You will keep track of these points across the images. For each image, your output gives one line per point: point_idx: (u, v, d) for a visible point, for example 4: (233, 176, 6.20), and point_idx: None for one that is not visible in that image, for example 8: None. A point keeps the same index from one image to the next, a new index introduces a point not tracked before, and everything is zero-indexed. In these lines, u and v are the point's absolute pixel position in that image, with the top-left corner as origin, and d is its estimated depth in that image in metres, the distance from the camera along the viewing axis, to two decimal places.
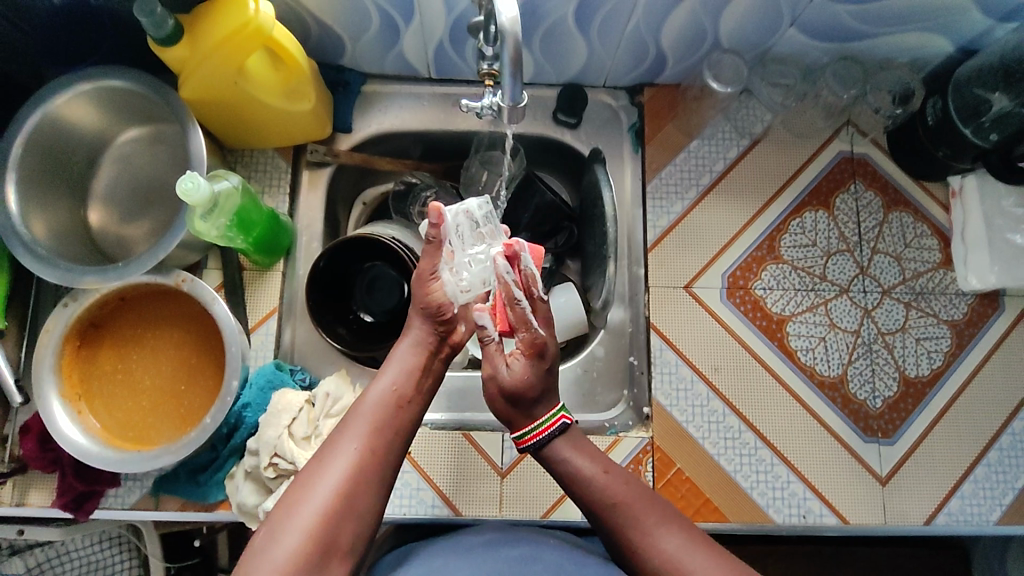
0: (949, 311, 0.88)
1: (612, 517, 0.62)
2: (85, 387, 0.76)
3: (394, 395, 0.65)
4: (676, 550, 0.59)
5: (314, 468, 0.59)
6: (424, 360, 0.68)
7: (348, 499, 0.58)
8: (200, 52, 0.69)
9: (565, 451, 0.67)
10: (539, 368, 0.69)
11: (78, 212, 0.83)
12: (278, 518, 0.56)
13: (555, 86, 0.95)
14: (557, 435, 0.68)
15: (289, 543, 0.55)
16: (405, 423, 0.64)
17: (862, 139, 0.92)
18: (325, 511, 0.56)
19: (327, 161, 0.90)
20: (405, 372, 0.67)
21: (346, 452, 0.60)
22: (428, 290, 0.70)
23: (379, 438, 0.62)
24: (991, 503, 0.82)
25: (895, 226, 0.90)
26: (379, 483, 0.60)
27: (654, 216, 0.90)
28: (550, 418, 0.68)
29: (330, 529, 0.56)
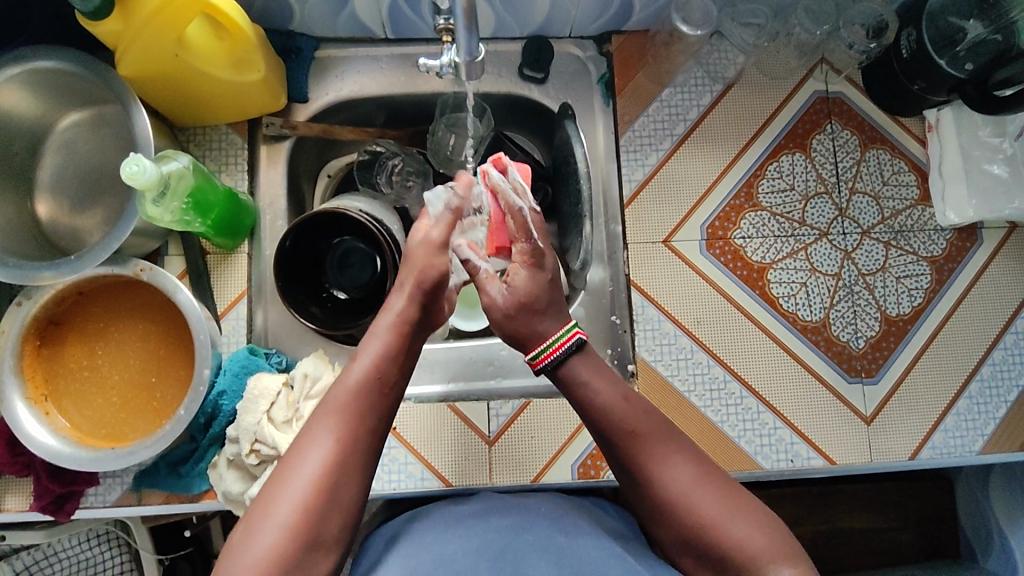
0: (927, 247, 0.87)
1: (628, 445, 0.61)
2: (51, 388, 0.73)
3: (374, 379, 0.62)
4: (688, 484, 0.58)
5: (294, 459, 0.57)
6: (402, 338, 0.65)
7: (328, 491, 0.56)
8: (136, 24, 0.64)
9: (583, 372, 0.63)
10: (542, 277, 0.66)
11: (25, 206, 0.79)
12: (255, 514, 0.55)
13: (518, 40, 0.91)
14: (571, 354, 0.63)
15: (270, 537, 0.54)
16: (385, 408, 0.62)
17: (836, 77, 0.90)
18: (303, 506, 0.55)
19: (285, 134, 0.86)
20: (386, 353, 0.63)
21: (322, 442, 0.58)
22: (426, 259, 0.67)
23: (356, 426, 0.59)
24: (974, 434, 0.83)
25: (872, 164, 0.88)
26: (359, 471, 0.58)
27: (629, 170, 0.88)
28: (564, 334, 0.64)
29: (315, 517, 0.55)
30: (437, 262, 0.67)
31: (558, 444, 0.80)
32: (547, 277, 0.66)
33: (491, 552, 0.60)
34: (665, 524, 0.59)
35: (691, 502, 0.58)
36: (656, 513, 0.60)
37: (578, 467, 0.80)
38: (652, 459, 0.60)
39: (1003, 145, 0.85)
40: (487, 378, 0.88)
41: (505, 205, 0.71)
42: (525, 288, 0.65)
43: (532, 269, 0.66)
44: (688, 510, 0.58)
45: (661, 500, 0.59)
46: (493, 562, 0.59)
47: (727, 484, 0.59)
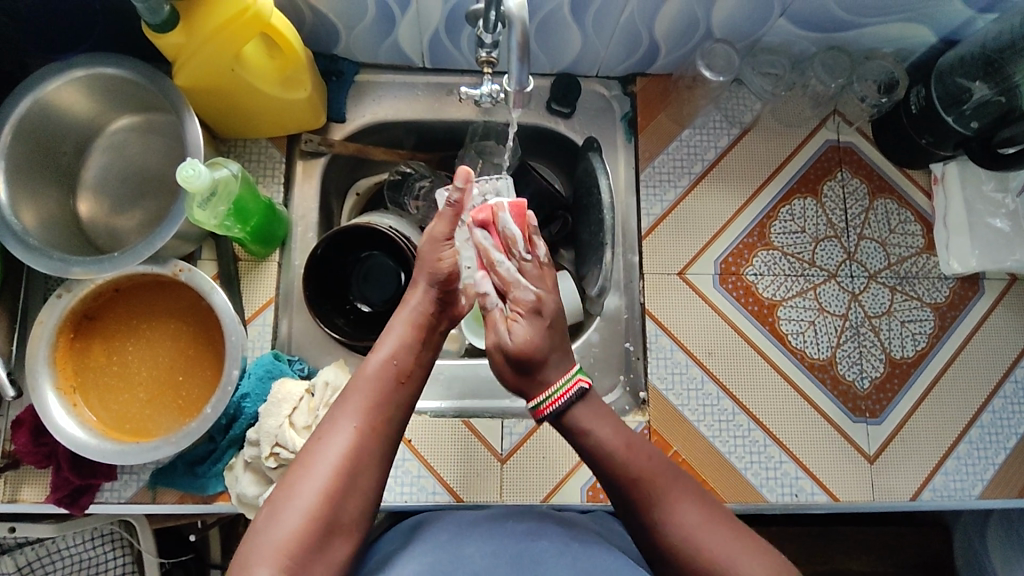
0: (931, 293, 0.91)
1: (635, 491, 0.62)
2: (79, 380, 0.75)
3: (391, 370, 0.64)
4: (695, 526, 0.59)
5: (315, 443, 0.59)
6: (420, 333, 0.68)
7: (349, 478, 0.58)
8: (197, 40, 0.68)
9: (584, 421, 0.65)
10: (540, 326, 0.66)
11: (68, 204, 0.82)
12: (279, 498, 0.56)
13: (548, 76, 0.96)
14: (576, 400, 0.65)
15: (290, 522, 0.55)
16: (402, 398, 0.64)
17: (847, 128, 0.95)
18: (326, 490, 0.56)
19: (321, 151, 0.90)
20: (402, 344, 0.66)
21: (342, 429, 0.60)
22: (439, 257, 0.69)
23: (375, 413, 0.61)
24: (974, 479, 0.85)
25: (880, 212, 0.92)
26: (378, 457, 0.60)
27: (648, 204, 0.91)
28: (566, 383, 0.65)
29: (332, 507, 0.56)
30: (446, 253, 0.69)
31: (569, 466, 0.82)
32: (546, 326, 0.67)
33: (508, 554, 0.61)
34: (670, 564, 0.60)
35: (700, 539, 0.59)
36: (669, 559, 0.60)
37: (587, 490, 0.81)
38: (658, 502, 0.61)
39: (1006, 200, 0.90)
40: (502, 398, 0.89)
41: (488, 264, 0.70)
42: (525, 342, 0.65)
43: (529, 320, 0.66)
44: (693, 554, 0.58)
45: (672, 542, 0.60)
46: (512, 563, 0.60)
47: (734, 525, 0.60)
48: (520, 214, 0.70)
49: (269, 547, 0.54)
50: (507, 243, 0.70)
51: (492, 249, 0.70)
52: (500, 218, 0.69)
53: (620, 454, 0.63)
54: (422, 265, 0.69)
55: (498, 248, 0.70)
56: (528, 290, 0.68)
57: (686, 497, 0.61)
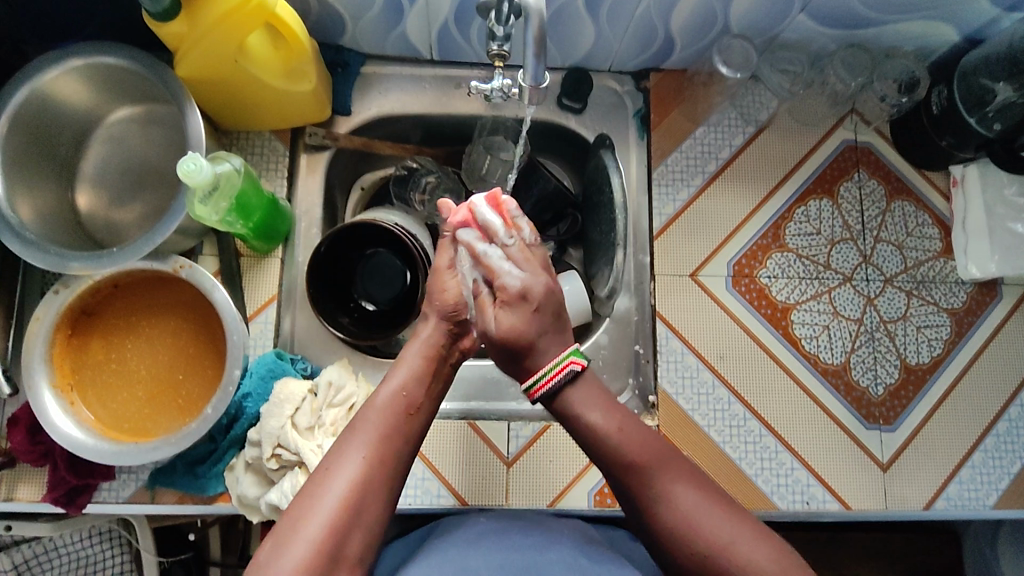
0: (949, 299, 0.89)
1: (633, 477, 0.61)
2: (77, 378, 0.73)
3: (401, 403, 0.63)
4: (692, 508, 0.59)
5: (321, 475, 0.58)
6: (431, 364, 0.66)
7: (355, 511, 0.56)
8: (199, 30, 0.66)
9: (577, 403, 0.64)
10: (526, 312, 0.65)
11: (66, 196, 0.80)
12: (284, 530, 0.55)
13: (559, 70, 0.94)
14: (568, 382, 0.65)
15: (295, 557, 0.53)
16: (412, 431, 0.63)
17: (865, 128, 0.92)
18: (331, 525, 0.55)
19: (326, 144, 0.88)
20: (413, 376, 0.65)
21: (350, 462, 0.58)
22: (443, 286, 0.69)
23: (385, 446, 0.60)
24: (988, 488, 0.83)
25: (897, 214, 0.90)
26: (387, 493, 0.59)
27: (660, 203, 0.89)
28: (560, 363, 0.65)
29: (337, 541, 0.55)
30: (450, 282, 0.69)
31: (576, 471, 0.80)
32: (532, 308, 0.65)
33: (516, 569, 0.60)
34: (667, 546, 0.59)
35: (699, 519, 0.58)
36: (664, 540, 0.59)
37: (595, 495, 0.79)
38: (655, 479, 0.60)
39: None
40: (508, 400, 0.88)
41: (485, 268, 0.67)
42: (513, 328, 0.65)
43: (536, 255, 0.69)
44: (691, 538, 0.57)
45: (665, 522, 0.59)
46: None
47: (733, 509, 0.60)
48: (496, 203, 0.68)
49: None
50: (488, 233, 0.68)
51: (475, 242, 0.68)
52: (478, 211, 0.67)
53: (618, 442, 0.62)
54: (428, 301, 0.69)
55: (481, 240, 0.68)
56: (514, 276, 0.66)
57: (685, 479, 0.61)
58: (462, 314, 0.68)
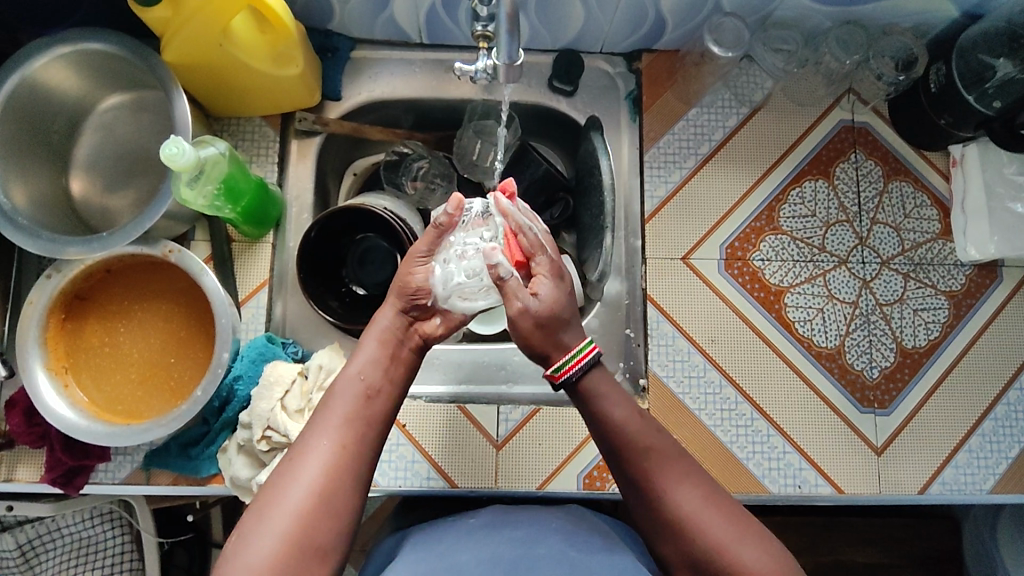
0: (947, 281, 0.87)
1: (642, 464, 0.61)
2: (72, 361, 0.74)
3: (361, 387, 0.62)
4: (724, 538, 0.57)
5: (284, 465, 0.58)
6: (389, 348, 0.65)
7: (323, 497, 0.56)
8: (186, 12, 0.66)
9: (602, 386, 0.63)
10: (564, 288, 0.65)
11: (61, 182, 0.81)
12: (250, 520, 0.55)
13: (550, 52, 0.93)
14: (593, 365, 0.64)
15: (263, 547, 0.53)
16: (376, 412, 0.62)
17: (862, 108, 0.91)
18: (299, 513, 0.55)
19: (316, 130, 0.88)
20: (371, 360, 0.64)
21: (317, 449, 0.58)
22: (410, 272, 0.66)
23: (350, 430, 0.60)
24: (985, 473, 0.82)
25: (894, 196, 0.89)
26: (356, 475, 0.58)
27: (652, 186, 0.88)
28: (582, 349, 0.63)
29: (307, 528, 0.55)
30: (419, 269, 0.67)
31: (566, 454, 0.80)
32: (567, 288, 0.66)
33: (505, 561, 0.60)
34: (673, 538, 0.59)
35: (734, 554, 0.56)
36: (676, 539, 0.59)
37: (584, 478, 0.80)
38: (665, 477, 0.60)
39: None
40: (498, 383, 0.88)
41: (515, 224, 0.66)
42: (553, 299, 0.63)
43: (555, 281, 0.65)
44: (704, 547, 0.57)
45: (673, 520, 0.59)
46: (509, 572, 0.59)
47: (736, 511, 0.59)
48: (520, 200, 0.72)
49: (245, 572, 0.52)
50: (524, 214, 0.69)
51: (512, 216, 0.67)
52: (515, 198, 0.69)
53: (634, 430, 0.62)
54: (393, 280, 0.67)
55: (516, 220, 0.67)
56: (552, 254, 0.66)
57: (687, 478, 0.60)
58: (424, 298, 0.66)
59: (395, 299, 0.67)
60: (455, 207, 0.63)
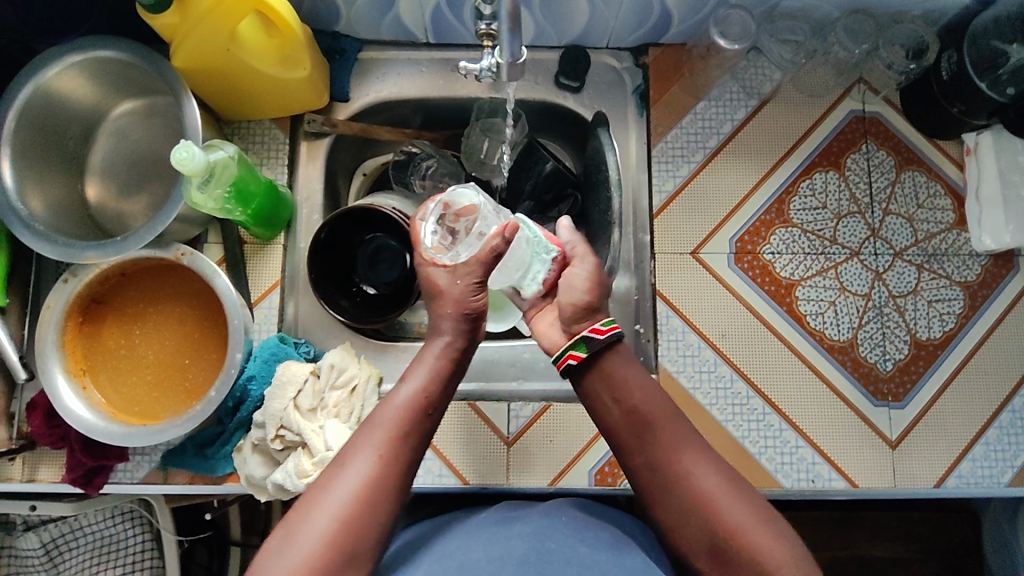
0: (961, 272, 0.86)
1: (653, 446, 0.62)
2: (89, 363, 0.76)
3: (415, 399, 0.61)
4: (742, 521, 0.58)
5: (334, 468, 0.57)
6: (450, 363, 0.64)
7: (368, 508, 0.56)
8: (192, 20, 0.67)
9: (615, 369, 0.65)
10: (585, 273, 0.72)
11: (76, 188, 0.82)
12: (295, 518, 0.55)
13: (556, 49, 0.93)
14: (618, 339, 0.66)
15: (306, 549, 0.53)
16: (425, 425, 0.61)
17: (874, 97, 0.90)
18: (344, 520, 0.55)
19: (326, 131, 0.88)
20: (432, 375, 0.63)
21: (369, 458, 0.57)
22: (473, 299, 0.65)
23: (403, 444, 0.59)
24: (1003, 465, 0.81)
25: (907, 186, 0.87)
26: (402, 488, 0.58)
27: (660, 180, 0.88)
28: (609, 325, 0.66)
29: (349, 536, 0.54)
30: (475, 293, 0.66)
31: (577, 449, 0.80)
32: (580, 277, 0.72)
33: (515, 557, 0.60)
34: (690, 517, 0.59)
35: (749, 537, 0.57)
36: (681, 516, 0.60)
37: (595, 474, 0.80)
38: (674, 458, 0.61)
39: None
40: (509, 380, 0.88)
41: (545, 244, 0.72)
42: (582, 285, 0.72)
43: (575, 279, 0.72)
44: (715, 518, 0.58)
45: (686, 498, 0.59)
46: (519, 564, 0.59)
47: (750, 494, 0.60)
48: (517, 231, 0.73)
49: (286, 571, 0.52)
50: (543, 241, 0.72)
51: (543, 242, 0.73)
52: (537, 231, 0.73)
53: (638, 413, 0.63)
54: (448, 304, 0.65)
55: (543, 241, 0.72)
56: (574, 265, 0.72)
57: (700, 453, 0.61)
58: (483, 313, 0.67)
59: (453, 315, 0.65)
60: (513, 236, 0.64)
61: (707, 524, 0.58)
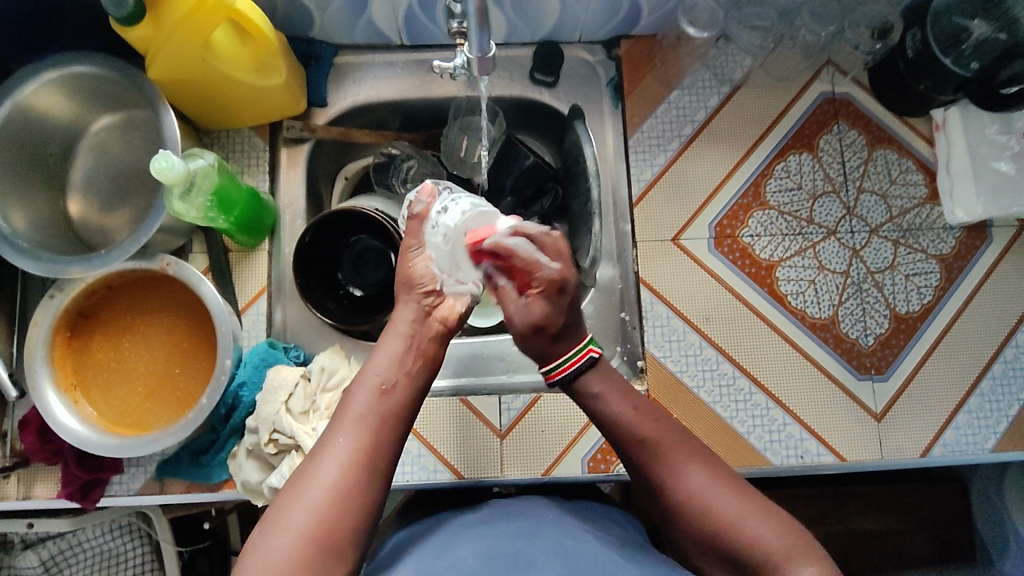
0: (936, 245, 0.87)
1: (639, 454, 0.63)
2: (80, 378, 0.76)
3: (378, 384, 0.61)
4: (731, 511, 0.58)
5: (308, 463, 0.58)
6: (407, 342, 0.64)
7: (343, 497, 0.55)
8: (166, 30, 0.68)
9: (596, 386, 0.66)
10: (560, 303, 0.66)
11: (58, 205, 0.82)
12: (272, 515, 0.55)
13: (529, 45, 0.94)
14: (583, 371, 0.67)
15: (283, 543, 0.53)
16: (392, 409, 0.61)
17: (843, 79, 0.91)
18: (319, 509, 0.54)
19: (304, 137, 0.89)
20: (391, 357, 0.63)
21: (336, 447, 0.58)
22: (411, 264, 0.67)
23: (367, 429, 0.59)
24: (986, 432, 0.83)
25: (879, 163, 0.89)
26: (375, 472, 0.57)
27: (638, 170, 0.89)
28: (577, 353, 0.67)
29: (327, 526, 0.54)
30: (417, 259, 0.67)
31: (569, 438, 0.81)
32: (565, 301, 0.66)
33: (502, 556, 0.60)
34: (682, 518, 0.60)
35: (736, 527, 0.58)
36: (672, 515, 0.61)
37: (588, 461, 0.81)
38: (664, 464, 0.62)
39: (1010, 142, 0.86)
40: (498, 372, 0.89)
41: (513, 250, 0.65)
42: (542, 313, 0.65)
43: (551, 298, 0.65)
44: (704, 512, 0.59)
45: (676, 499, 0.61)
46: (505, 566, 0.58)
47: (740, 486, 0.61)
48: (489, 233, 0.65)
49: (264, 566, 0.52)
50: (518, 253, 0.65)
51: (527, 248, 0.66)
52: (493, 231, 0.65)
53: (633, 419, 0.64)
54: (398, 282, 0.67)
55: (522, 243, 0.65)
56: (551, 265, 0.65)
57: (690, 459, 0.62)
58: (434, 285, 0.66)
59: (409, 296, 0.66)
60: (427, 195, 0.67)
61: (694, 515, 0.59)
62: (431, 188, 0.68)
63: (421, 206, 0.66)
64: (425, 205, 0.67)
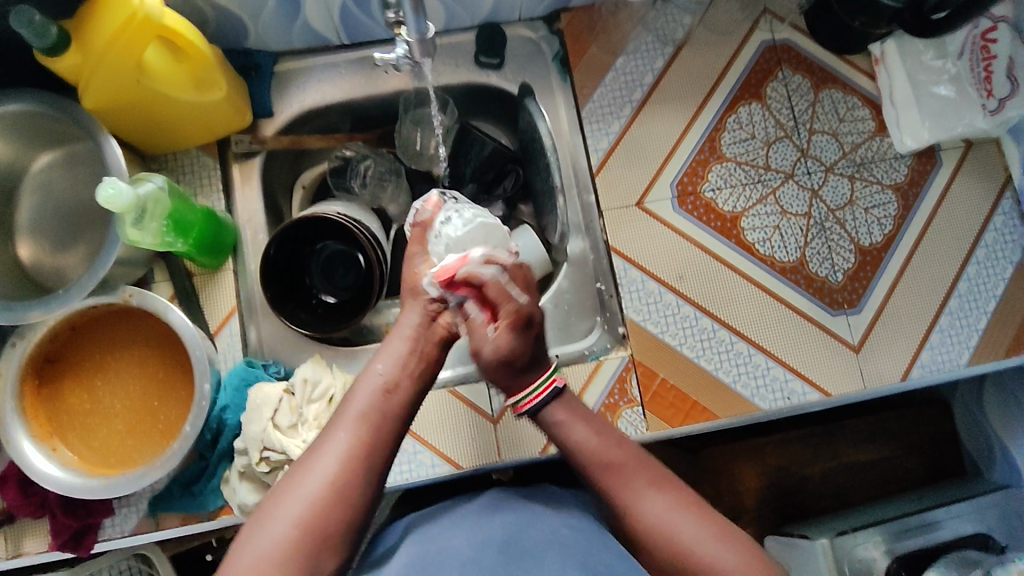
0: (890, 175, 0.90)
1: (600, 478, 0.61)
2: (56, 425, 0.74)
3: (381, 383, 0.61)
4: (694, 539, 0.57)
5: (306, 455, 0.57)
6: (412, 344, 0.64)
7: (339, 489, 0.55)
8: (93, 56, 0.65)
9: (559, 415, 0.64)
10: (527, 336, 0.63)
11: (8, 251, 0.80)
12: (265, 508, 0.54)
13: (470, 30, 0.93)
14: (551, 399, 0.64)
15: (277, 532, 0.52)
16: (394, 408, 0.61)
17: (781, 25, 0.93)
18: (314, 500, 0.54)
19: (254, 149, 0.89)
20: (396, 357, 0.63)
21: (335, 441, 0.57)
22: (415, 271, 0.68)
23: (369, 424, 0.59)
24: (960, 347, 0.85)
25: (827, 103, 0.91)
26: (373, 467, 0.57)
27: (594, 140, 0.90)
28: (544, 382, 0.64)
29: (320, 517, 0.53)
30: (422, 267, 0.69)
31: None
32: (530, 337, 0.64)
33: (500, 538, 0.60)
34: (645, 545, 0.59)
35: (702, 553, 0.56)
36: (633, 541, 0.60)
37: None
38: (625, 492, 0.60)
39: (947, 65, 0.87)
40: None
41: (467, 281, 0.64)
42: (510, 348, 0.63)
43: (517, 331, 0.63)
44: (666, 539, 0.57)
45: (638, 525, 0.59)
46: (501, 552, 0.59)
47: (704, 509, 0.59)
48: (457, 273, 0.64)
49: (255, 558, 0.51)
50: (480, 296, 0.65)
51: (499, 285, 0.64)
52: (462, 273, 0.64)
53: (593, 447, 0.62)
54: (404, 288, 0.69)
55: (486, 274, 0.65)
56: (521, 299, 0.64)
57: (652, 486, 0.60)
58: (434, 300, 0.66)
59: (416, 300, 0.67)
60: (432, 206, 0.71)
61: (658, 542, 0.58)
62: (437, 200, 0.71)
63: (427, 214, 0.71)
64: (429, 214, 0.70)
